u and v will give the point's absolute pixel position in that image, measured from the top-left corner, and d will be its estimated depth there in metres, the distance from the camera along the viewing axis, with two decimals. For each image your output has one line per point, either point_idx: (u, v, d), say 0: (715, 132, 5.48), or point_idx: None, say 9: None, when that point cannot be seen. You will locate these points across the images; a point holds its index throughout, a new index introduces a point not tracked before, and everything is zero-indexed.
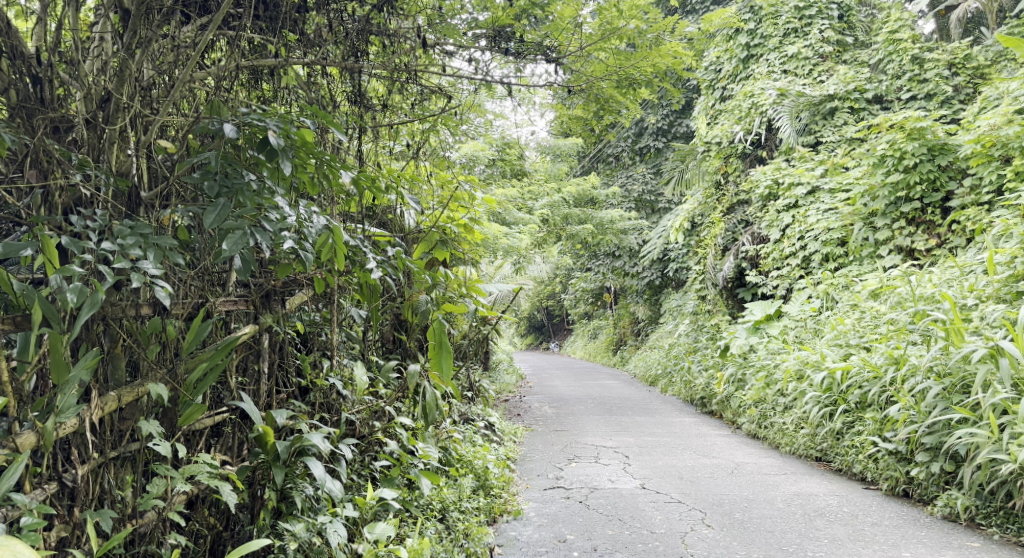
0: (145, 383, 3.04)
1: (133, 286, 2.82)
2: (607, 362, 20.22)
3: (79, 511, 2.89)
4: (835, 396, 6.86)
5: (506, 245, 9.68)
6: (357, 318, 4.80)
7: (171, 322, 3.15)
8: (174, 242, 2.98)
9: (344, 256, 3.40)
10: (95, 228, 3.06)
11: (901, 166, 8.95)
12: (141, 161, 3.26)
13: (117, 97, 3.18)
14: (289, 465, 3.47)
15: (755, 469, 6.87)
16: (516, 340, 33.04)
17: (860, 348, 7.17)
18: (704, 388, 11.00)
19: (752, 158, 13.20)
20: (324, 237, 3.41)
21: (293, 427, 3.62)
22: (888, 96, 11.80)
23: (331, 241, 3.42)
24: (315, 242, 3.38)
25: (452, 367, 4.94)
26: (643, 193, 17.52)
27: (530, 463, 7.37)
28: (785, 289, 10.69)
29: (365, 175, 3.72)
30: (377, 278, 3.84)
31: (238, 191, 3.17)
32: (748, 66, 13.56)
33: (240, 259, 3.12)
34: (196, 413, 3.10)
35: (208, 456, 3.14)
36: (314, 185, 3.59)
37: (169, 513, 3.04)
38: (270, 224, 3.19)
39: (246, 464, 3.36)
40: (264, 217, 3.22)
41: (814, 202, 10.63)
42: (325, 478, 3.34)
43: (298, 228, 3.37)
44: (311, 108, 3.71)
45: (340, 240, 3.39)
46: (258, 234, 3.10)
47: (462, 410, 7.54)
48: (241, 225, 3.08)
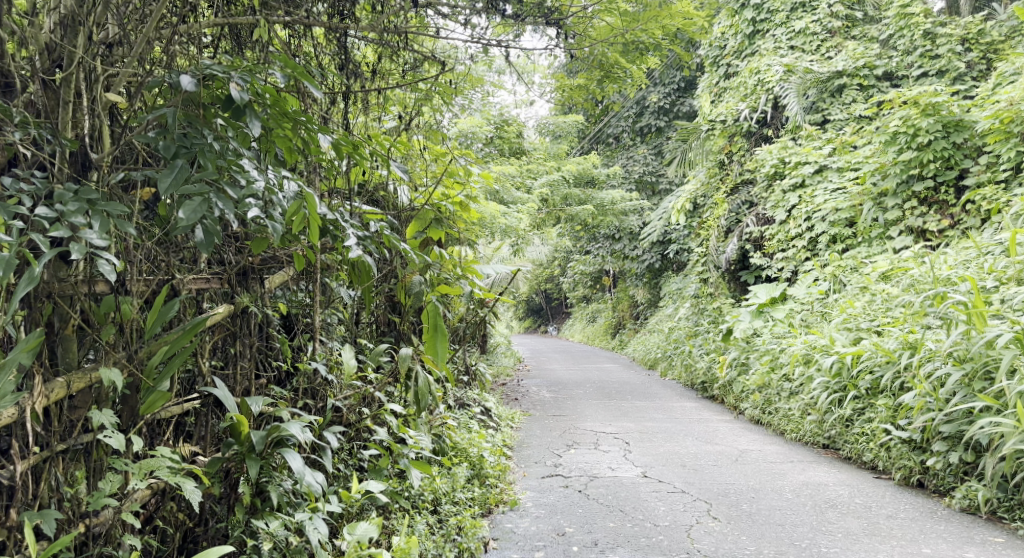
0: (99, 368, 2.80)
1: (74, 259, 2.58)
2: (605, 345, 20.00)
3: (17, 513, 2.65)
4: (844, 381, 6.61)
5: (504, 225, 9.44)
6: (346, 299, 4.57)
7: (126, 300, 2.87)
8: (123, 208, 2.72)
9: (318, 228, 3.13)
10: (33, 191, 2.79)
11: (914, 143, 8.67)
12: (98, 122, 2.97)
13: (70, 50, 2.87)
14: (265, 457, 3.18)
15: (760, 457, 6.63)
16: (513, 324, 32.83)
17: (870, 332, 6.93)
18: (705, 372, 10.78)
19: (757, 136, 12.97)
20: (297, 206, 3.13)
21: (271, 415, 3.36)
22: (898, 72, 11.53)
23: (305, 212, 3.13)
24: (288, 214, 3.11)
25: (448, 352, 4.99)
26: (644, 173, 17.26)
27: (528, 449, 7.13)
28: (791, 271, 10.43)
29: (347, 141, 3.46)
30: (358, 254, 3.54)
31: (198, 152, 2.91)
32: (753, 42, 13.28)
33: (202, 231, 2.87)
34: (161, 400, 2.83)
35: (169, 450, 2.90)
36: (291, 151, 3.35)
37: (122, 514, 2.80)
38: (234, 190, 2.95)
39: (218, 457, 3.10)
40: (227, 182, 2.97)
41: (821, 181, 10.39)
42: (303, 473, 3.06)
43: (265, 195, 3.13)
44: (280, 58, 3.41)
45: (315, 211, 3.10)
46: (219, 199, 2.86)
47: (459, 395, 7.30)
48: (200, 189, 2.83)
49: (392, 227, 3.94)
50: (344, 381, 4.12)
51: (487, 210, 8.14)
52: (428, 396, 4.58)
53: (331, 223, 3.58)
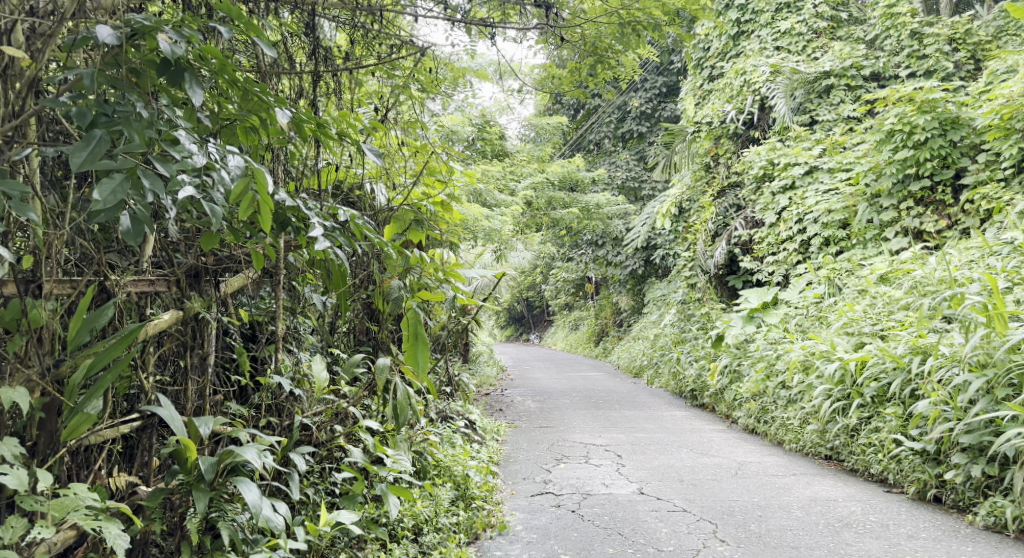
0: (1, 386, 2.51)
1: None
2: (588, 353, 19.60)
3: None
4: (848, 389, 6.28)
5: (487, 228, 9.08)
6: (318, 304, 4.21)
7: (38, 308, 2.61)
8: (25, 188, 2.37)
9: (268, 212, 2.73)
10: None
11: (910, 141, 8.35)
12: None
13: None
14: (216, 488, 2.82)
15: (761, 470, 6.28)
16: (495, 332, 32.41)
17: (873, 336, 6.60)
18: (695, 380, 10.43)
19: (745, 138, 12.62)
20: (245, 185, 2.76)
21: (227, 435, 2.98)
22: (886, 73, 11.26)
23: (253, 192, 2.77)
24: (232, 194, 2.74)
25: (431, 362, 4.64)
26: (627, 179, 16.93)
27: (515, 464, 6.73)
28: (782, 275, 10.10)
29: (310, 119, 3.12)
30: (323, 248, 3.15)
31: (122, 121, 2.57)
32: (738, 43, 12.99)
33: (128, 216, 2.59)
34: (83, 424, 2.50)
35: (87, 487, 2.52)
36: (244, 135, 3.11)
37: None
38: (164, 164, 2.58)
39: (160, 488, 2.73)
40: (157, 156, 2.60)
41: (812, 182, 10.09)
42: (259, 506, 2.66)
43: (207, 172, 2.75)
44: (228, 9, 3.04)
45: (264, 190, 2.74)
46: (145, 176, 2.51)
47: (440, 407, 6.90)
48: (119, 163, 2.48)
49: (363, 219, 3.56)
50: (316, 395, 3.76)
51: (469, 212, 7.76)
52: (408, 411, 4.22)
53: (289, 208, 3.22)
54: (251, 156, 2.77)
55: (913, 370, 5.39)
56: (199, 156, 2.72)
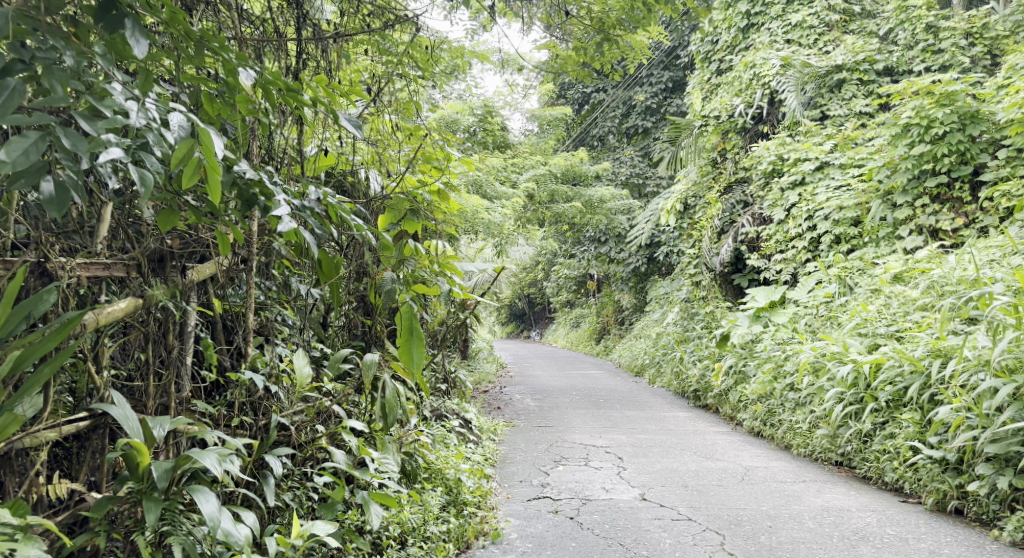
0: None
1: None
2: (589, 351, 19.30)
3: None
4: (862, 393, 6.01)
5: (487, 221, 8.82)
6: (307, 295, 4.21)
7: None
8: None
9: (213, 178, 2.54)
10: None
11: (927, 136, 8.08)
12: None
13: None
14: (172, 496, 2.65)
15: (769, 476, 6.00)
16: (496, 328, 32.12)
17: (888, 337, 6.33)
18: (698, 380, 10.15)
19: (753, 133, 12.32)
20: (187, 148, 2.56)
21: (187, 432, 2.76)
22: (900, 68, 10.97)
23: (197, 155, 2.58)
24: (173, 157, 2.55)
25: (424, 359, 4.39)
26: (631, 175, 16.64)
27: (511, 466, 6.46)
28: (790, 274, 9.81)
29: (276, 82, 2.96)
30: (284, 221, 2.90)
31: (47, 71, 2.41)
32: (748, 36, 12.70)
33: (54, 182, 2.42)
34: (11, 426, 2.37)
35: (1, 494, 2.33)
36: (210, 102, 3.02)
37: None
38: (89, 123, 2.43)
39: (107, 497, 2.56)
40: (84, 113, 2.45)
41: (823, 178, 9.80)
42: (217, 519, 2.53)
43: (144, 131, 2.60)
44: None
45: (210, 154, 2.55)
46: (66, 136, 2.36)
47: (435, 405, 6.64)
48: (36, 121, 2.33)
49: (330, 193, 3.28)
50: (296, 391, 3.53)
51: (468, 203, 7.50)
52: (397, 410, 3.98)
53: (255, 185, 3.00)
54: (193, 115, 2.57)
55: (934, 373, 5.13)
56: (134, 116, 2.55)
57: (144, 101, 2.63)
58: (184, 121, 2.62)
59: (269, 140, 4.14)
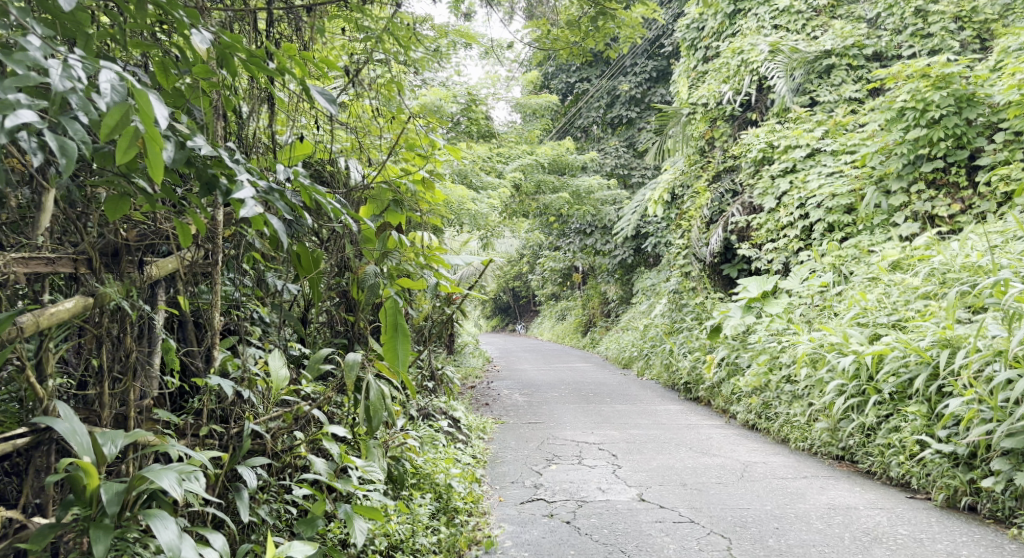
0: None
1: None
2: (575, 344, 19.09)
3: None
4: (864, 384, 5.80)
5: (473, 212, 8.58)
6: (283, 289, 4.11)
7: None
8: None
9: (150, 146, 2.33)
10: None
11: (923, 119, 7.89)
12: None
13: None
14: (125, 524, 2.47)
15: (769, 472, 5.79)
16: (481, 321, 31.87)
17: (889, 327, 6.14)
18: (689, 373, 9.95)
19: (741, 120, 12.10)
20: (120, 113, 2.32)
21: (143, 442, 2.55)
22: (889, 53, 10.82)
23: (133, 124, 2.35)
24: (105, 125, 2.31)
25: (411, 356, 4.35)
26: (616, 166, 16.40)
27: (502, 466, 6.21)
28: (782, 263, 9.61)
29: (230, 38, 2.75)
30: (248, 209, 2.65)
31: None
32: (734, 22, 12.48)
33: None
34: None
35: None
36: (164, 75, 2.89)
37: None
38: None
39: (48, 526, 2.37)
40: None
41: (814, 165, 9.60)
42: (177, 549, 2.36)
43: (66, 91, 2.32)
44: None
45: (150, 123, 2.33)
46: None
47: (421, 403, 6.40)
48: None
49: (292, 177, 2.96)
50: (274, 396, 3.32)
51: (452, 194, 7.24)
52: (382, 414, 3.78)
53: (213, 165, 2.80)
54: (128, 77, 2.32)
55: (944, 364, 4.93)
56: (54, 76, 2.26)
57: (67, 58, 2.33)
58: (116, 81, 2.36)
59: (240, 126, 3.86)
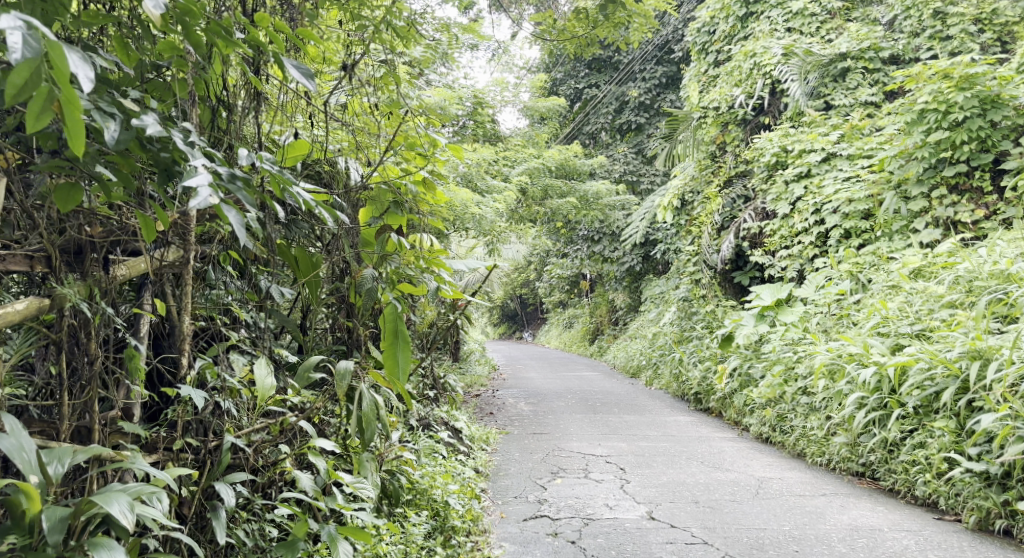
0: None
1: None
2: (582, 352, 18.79)
3: None
4: (887, 397, 5.53)
5: (478, 216, 8.34)
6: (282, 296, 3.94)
7: None
8: None
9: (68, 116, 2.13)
10: None
11: (945, 122, 7.61)
12: None
13: None
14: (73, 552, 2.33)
15: (785, 488, 5.52)
16: (487, 328, 31.61)
17: (912, 337, 5.86)
18: (699, 382, 9.68)
19: (754, 125, 11.82)
20: (30, 69, 2.09)
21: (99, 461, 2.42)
22: (906, 56, 10.53)
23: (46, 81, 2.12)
24: (12, 82, 2.08)
25: (410, 364, 4.21)
26: (625, 172, 16.14)
27: (506, 479, 5.96)
28: (796, 270, 9.33)
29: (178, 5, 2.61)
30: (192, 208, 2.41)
31: None
32: (746, 25, 12.22)
33: None
34: None
35: None
36: (124, 52, 2.85)
37: None
38: None
39: None
40: None
41: (829, 170, 9.33)
42: None
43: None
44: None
45: (65, 85, 2.10)
46: None
47: (422, 413, 6.16)
48: None
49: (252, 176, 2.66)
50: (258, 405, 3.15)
51: (455, 197, 6.99)
52: (376, 426, 3.59)
53: (172, 153, 2.61)
54: (40, 29, 2.06)
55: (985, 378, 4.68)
56: None
57: None
58: (25, 29, 2.07)
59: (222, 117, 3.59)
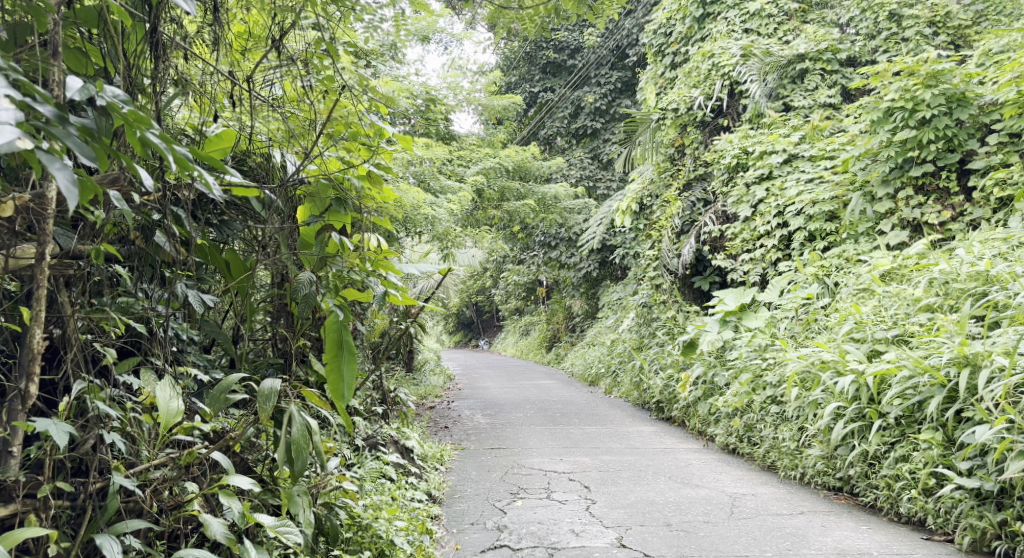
0: None
1: None
2: (540, 360, 18.40)
3: None
4: (866, 406, 5.23)
5: (429, 219, 7.87)
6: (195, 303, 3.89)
7: None
8: None
9: None
10: None
11: (912, 120, 7.36)
12: None
13: None
14: None
15: (760, 506, 5.18)
16: (444, 337, 31.02)
17: (888, 343, 5.58)
18: (661, 391, 9.33)
19: (713, 127, 11.51)
20: None
21: None
22: (862, 58, 10.29)
23: None
24: None
25: (356, 377, 4.16)
26: (581, 178, 15.79)
27: (461, 502, 5.53)
28: (759, 275, 8.98)
29: None
30: None
31: None
32: (703, 26, 11.94)
33: None
34: None
35: None
36: None
37: None
38: None
39: None
40: None
41: (792, 172, 9.04)
42: None
43: None
44: None
45: None
46: None
47: (368, 432, 5.72)
48: None
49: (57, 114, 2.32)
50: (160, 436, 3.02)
51: (402, 198, 6.53)
52: (305, 455, 3.37)
53: None
54: None
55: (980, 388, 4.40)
56: None
57: None
58: None
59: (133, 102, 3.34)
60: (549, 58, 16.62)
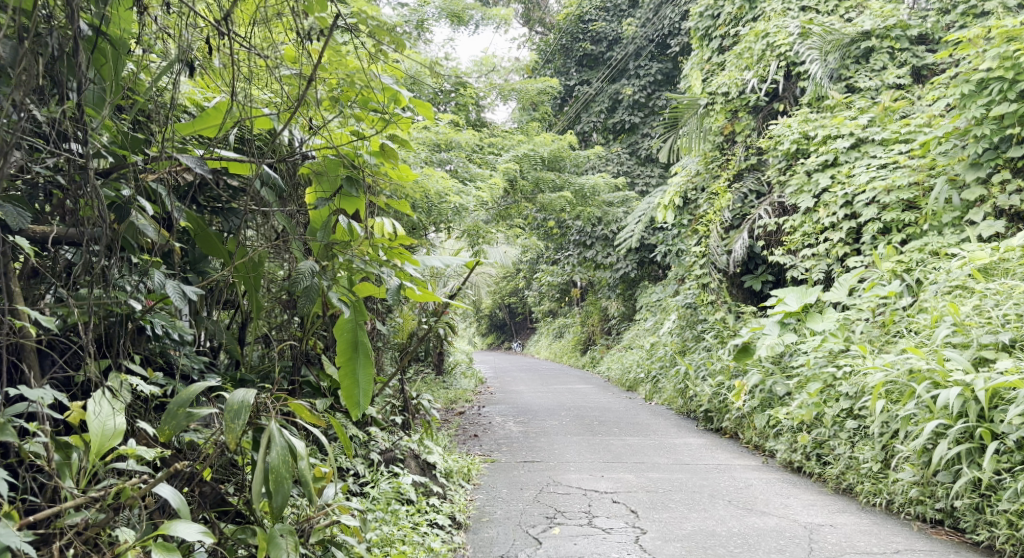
0: None
1: None
2: (574, 363, 17.59)
3: None
4: (978, 424, 4.39)
5: (458, 206, 7.10)
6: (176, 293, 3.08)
7: None
8: None
9: None
10: None
11: (1011, 93, 6.43)
12: None
13: None
14: None
15: (845, 540, 4.36)
16: (475, 339, 30.27)
17: (999, 350, 4.72)
18: (710, 399, 8.48)
19: (766, 113, 10.58)
20: None
21: None
22: (935, 35, 9.31)
23: None
24: None
25: (373, 382, 3.56)
26: (619, 173, 14.91)
27: (490, 528, 4.77)
28: (823, 272, 8.09)
29: None
30: None
31: None
32: (756, 6, 11.02)
33: None
34: None
35: None
36: None
37: None
38: None
39: None
40: None
41: (860, 158, 8.10)
42: None
43: None
44: None
45: None
46: None
47: (385, 445, 4.97)
48: None
49: None
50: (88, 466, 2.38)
51: (424, 181, 5.74)
52: (289, 487, 2.62)
53: None
54: None
55: None
56: None
57: None
58: None
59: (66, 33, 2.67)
60: (585, 49, 15.76)
